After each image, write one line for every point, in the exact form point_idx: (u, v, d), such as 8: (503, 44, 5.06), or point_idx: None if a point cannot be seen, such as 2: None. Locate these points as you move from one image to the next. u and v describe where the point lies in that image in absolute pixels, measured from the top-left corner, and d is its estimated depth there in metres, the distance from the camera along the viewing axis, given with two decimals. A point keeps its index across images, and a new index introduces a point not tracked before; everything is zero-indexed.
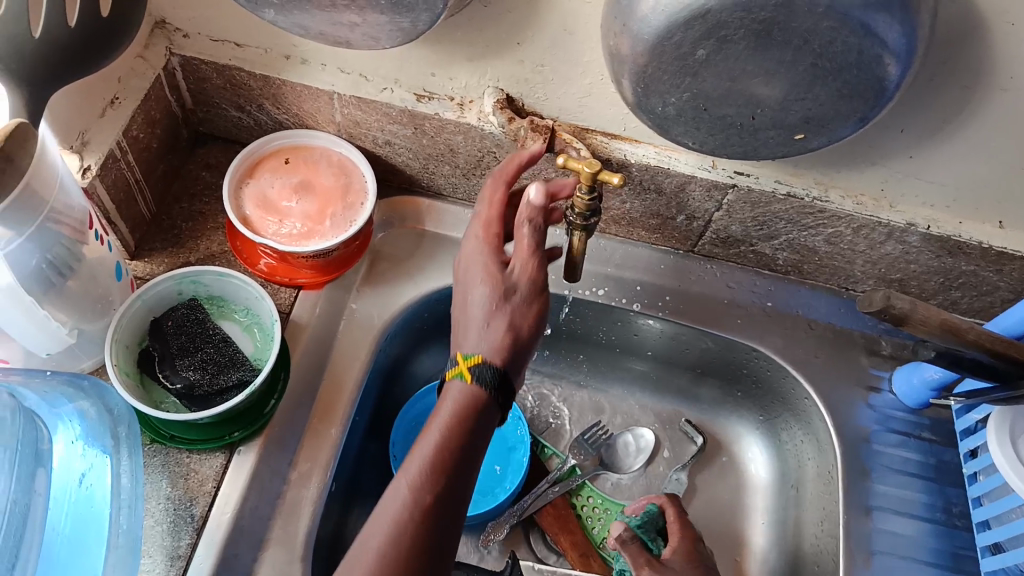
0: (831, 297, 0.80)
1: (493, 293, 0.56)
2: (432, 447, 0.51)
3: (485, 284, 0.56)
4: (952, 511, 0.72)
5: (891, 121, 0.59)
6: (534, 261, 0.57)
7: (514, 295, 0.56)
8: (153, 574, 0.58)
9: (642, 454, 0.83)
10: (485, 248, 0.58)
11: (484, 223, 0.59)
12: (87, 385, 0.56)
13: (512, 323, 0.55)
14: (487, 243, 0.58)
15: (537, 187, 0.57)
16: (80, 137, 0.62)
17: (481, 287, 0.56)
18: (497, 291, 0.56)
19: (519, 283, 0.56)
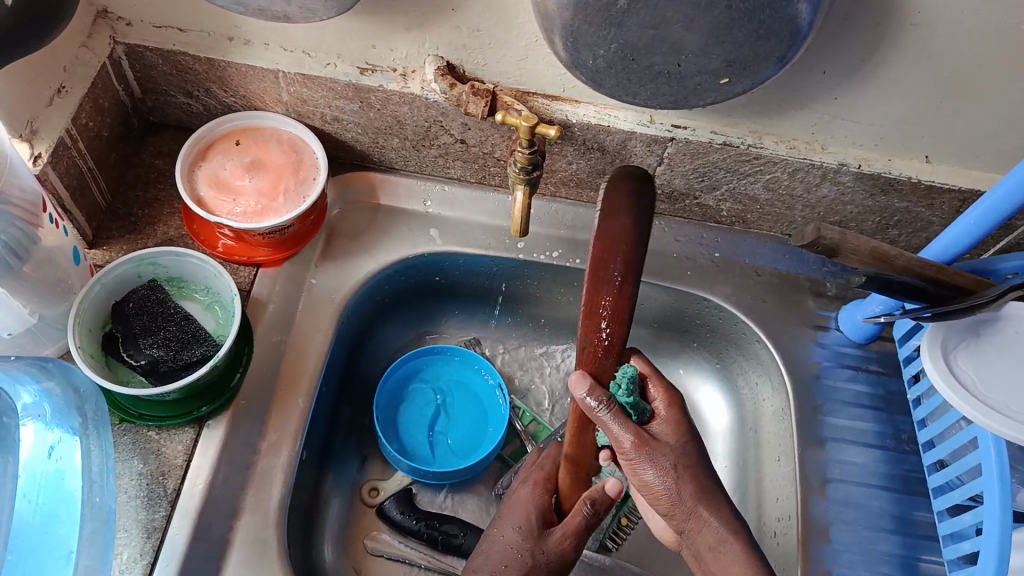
0: (775, 244, 0.83)
1: (525, 544, 0.62)
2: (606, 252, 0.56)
3: (521, 532, 0.62)
4: (901, 437, 0.75)
5: (813, 63, 0.62)
6: (572, 541, 0.62)
7: (540, 556, 0.61)
8: (130, 546, 0.60)
9: None
10: (536, 498, 0.65)
11: (539, 481, 0.66)
12: (52, 367, 0.58)
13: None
14: (539, 495, 0.65)
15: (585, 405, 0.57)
16: (29, 126, 0.63)
17: (517, 534, 0.62)
18: (529, 542, 0.62)
19: (550, 549, 0.62)
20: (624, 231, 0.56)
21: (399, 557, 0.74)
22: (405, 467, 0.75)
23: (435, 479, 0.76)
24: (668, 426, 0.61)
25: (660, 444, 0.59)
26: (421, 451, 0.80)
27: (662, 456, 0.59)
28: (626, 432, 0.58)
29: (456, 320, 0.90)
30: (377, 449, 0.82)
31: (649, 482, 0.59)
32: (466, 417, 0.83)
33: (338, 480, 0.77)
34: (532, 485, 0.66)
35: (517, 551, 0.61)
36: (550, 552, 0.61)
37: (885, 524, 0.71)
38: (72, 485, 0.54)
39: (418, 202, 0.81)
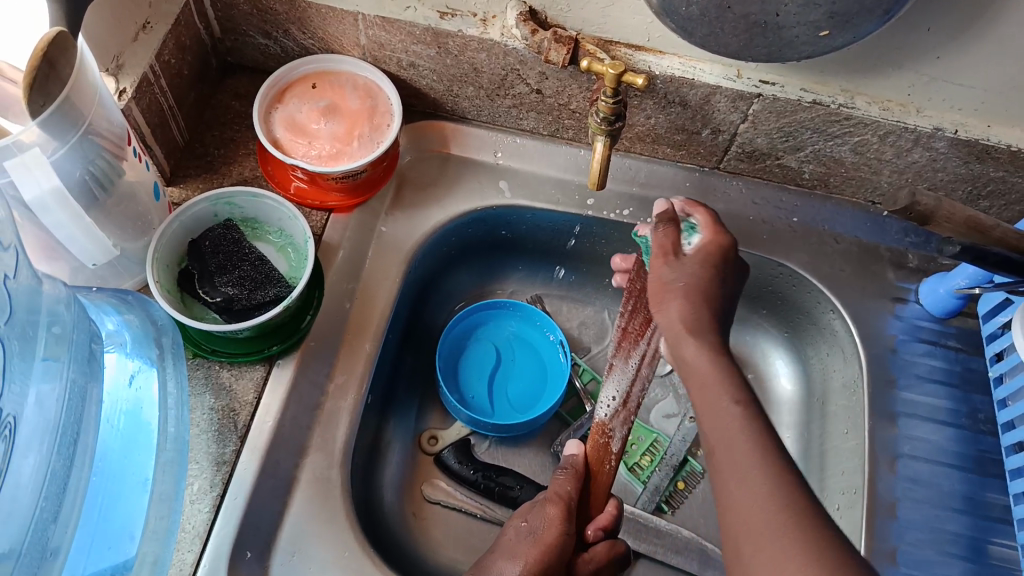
0: (857, 211, 0.80)
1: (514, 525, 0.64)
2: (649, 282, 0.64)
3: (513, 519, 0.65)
4: (977, 416, 0.72)
5: (918, 19, 0.59)
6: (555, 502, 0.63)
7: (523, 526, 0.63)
8: (201, 477, 0.61)
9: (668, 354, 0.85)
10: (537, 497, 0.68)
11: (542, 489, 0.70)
12: (132, 300, 0.59)
13: (513, 546, 0.61)
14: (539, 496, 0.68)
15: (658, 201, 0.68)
16: (115, 60, 0.63)
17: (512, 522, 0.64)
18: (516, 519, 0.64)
19: (531, 517, 0.63)
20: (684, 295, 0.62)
21: (455, 505, 0.75)
22: (465, 417, 0.76)
23: (494, 431, 0.76)
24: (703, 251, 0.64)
25: (682, 262, 0.64)
26: (481, 403, 0.80)
27: (682, 269, 0.63)
28: (660, 247, 0.65)
29: (519, 275, 0.89)
30: (438, 399, 0.82)
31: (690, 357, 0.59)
32: (527, 371, 0.83)
33: (399, 426, 0.78)
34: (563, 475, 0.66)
35: (510, 535, 0.62)
36: (532, 514, 0.63)
37: (954, 504, 0.69)
38: (150, 414, 0.55)
39: (489, 152, 0.80)
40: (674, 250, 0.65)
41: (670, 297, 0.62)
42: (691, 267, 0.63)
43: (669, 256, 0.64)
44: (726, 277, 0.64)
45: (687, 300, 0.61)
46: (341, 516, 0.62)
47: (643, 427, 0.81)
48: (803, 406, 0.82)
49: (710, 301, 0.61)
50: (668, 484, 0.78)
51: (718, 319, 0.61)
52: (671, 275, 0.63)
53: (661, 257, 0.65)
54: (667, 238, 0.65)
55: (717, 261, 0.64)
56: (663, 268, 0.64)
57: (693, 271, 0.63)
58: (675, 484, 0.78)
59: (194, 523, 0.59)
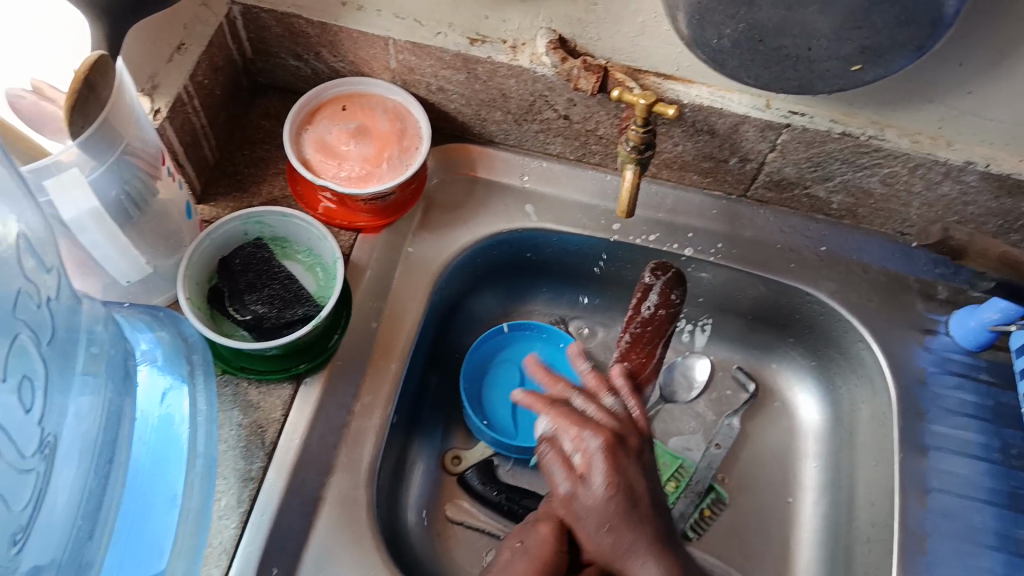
0: (886, 242, 0.79)
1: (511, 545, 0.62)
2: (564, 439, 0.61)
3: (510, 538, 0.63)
4: (1010, 451, 0.71)
5: (951, 54, 0.58)
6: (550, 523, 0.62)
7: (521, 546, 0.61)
8: (228, 493, 0.62)
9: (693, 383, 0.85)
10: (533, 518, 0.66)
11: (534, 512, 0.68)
12: (163, 317, 0.60)
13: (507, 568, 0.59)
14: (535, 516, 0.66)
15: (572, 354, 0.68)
16: (150, 81, 0.65)
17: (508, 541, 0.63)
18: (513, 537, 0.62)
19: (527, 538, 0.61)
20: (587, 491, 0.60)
21: (477, 526, 0.75)
22: (487, 438, 0.76)
23: (516, 453, 0.77)
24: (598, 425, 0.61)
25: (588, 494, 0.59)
26: (503, 424, 0.80)
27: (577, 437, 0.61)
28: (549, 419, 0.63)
29: (544, 298, 0.89)
30: (461, 420, 0.82)
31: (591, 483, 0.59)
32: None
33: (422, 447, 0.78)
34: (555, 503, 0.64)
35: (503, 557, 0.61)
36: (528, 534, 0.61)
37: (986, 539, 0.68)
38: (181, 430, 0.55)
39: (516, 176, 0.81)
40: (568, 467, 0.60)
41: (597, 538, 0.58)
42: (597, 490, 0.59)
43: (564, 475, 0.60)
44: (631, 467, 0.60)
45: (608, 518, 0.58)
46: (366, 536, 0.62)
47: (669, 451, 0.80)
48: (830, 437, 0.81)
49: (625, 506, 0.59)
50: (693, 511, 0.77)
51: (638, 513, 0.59)
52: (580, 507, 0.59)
53: (560, 479, 0.60)
54: (556, 454, 0.61)
55: (617, 456, 0.60)
56: (563, 492, 0.60)
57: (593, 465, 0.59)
58: (700, 511, 0.78)
59: (221, 538, 0.60)
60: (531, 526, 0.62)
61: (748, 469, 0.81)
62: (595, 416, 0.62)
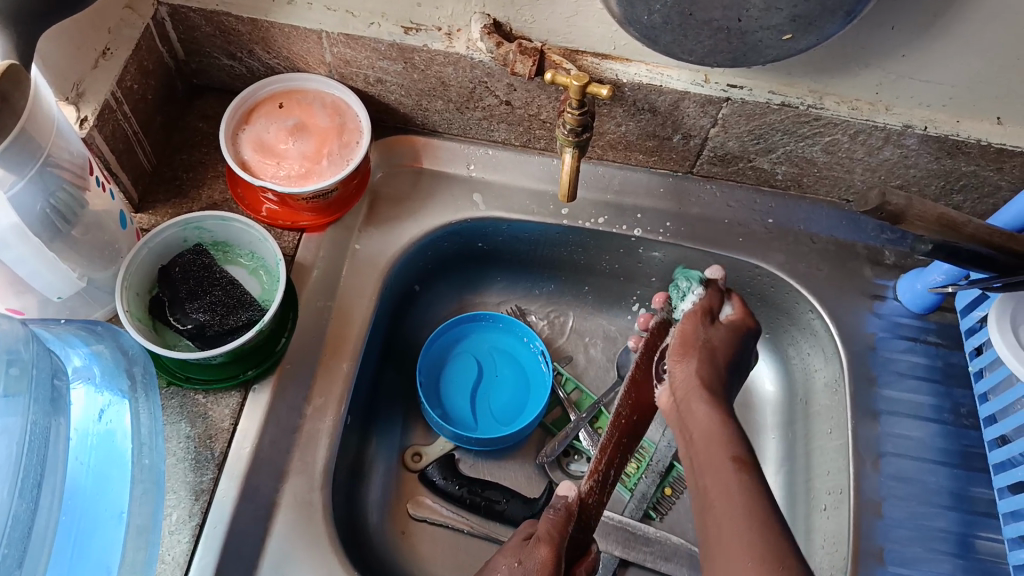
0: (832, 210, 0.80)
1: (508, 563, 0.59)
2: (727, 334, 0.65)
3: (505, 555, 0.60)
4: (960, 411, 0.72)
5: (882, 18, 0.59)
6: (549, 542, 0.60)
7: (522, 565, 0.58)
8: (179, 508, 0.60)
9: None
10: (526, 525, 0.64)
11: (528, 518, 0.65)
12: (101, 330, 0.57)
13: None
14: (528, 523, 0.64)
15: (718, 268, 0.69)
16: (75, 88, 0.63)
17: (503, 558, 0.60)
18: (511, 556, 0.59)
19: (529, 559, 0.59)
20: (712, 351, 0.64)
21: (440, 522, 0.74)
22: (448, 433, 0.75)
23: (477, 446, 0.76)
24: (739, 323, 0.66)
25: (717, 328, 0.65)
26: (463, 417, 0.80)
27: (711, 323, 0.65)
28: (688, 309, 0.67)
29: (499, 287, 0.88)
30: (420, 415, 0.81)
31: (691, 369, 0.62)
32: (510, 383, 0.82)
33: (381, 445, 0.77)
34: (566, 519, 0.62)
35: None
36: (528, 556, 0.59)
37: (941, 500, 0.69)
38: (123, 446, 0.54)
39: (462, 165, 0.80)
40: (708, 312, 0.67)
41: (693, 354, 0.63)
42: (724, 333, 0.65)
43: (700, 317, 0.66)
44: (744, 352, 0.66)
45: (699, 361, 0.63)
46: (324, 540, 0.62)
47: None
48: (787, 407, 0.82)
49: (727, 367, 0.63)
50: (654, 490, 0.77)
51: (722, 383, 0.62)
52: (699, 333, 0.65)
53: (692, 317, 0.66)
54: (702, 299, 0.67)
55: (746, 336, 0.66)
56: (687, 323, 0.65)
57: (724, 335, 0.65)
58: (662, 491, 0.78)
59: (172, 555, 0.59)
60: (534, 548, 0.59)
61: None
62: (734, 311, 0.68)
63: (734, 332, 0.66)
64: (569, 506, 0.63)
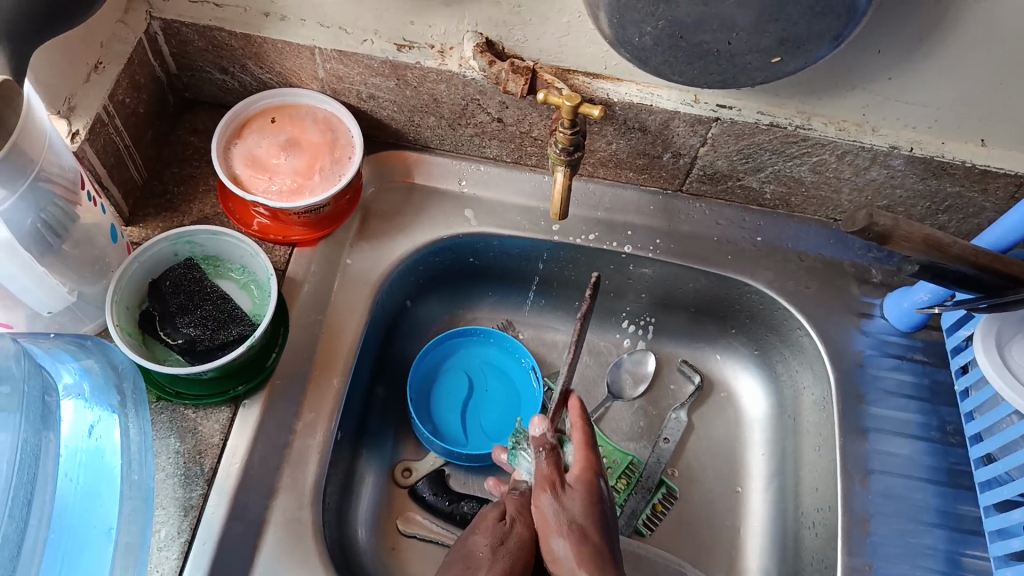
0: (820, 229, 0.81)
1: (489, 542, 0.60)
2: (577, 503, 0.59)
3: (483, 534, 0.61)
4: (947, 429, 0.73)
5: (869, 41, 0.59)
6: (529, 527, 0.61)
7: (505, 545, 0.60)
8: (167, 525, 0.60)
9: (640, 383, 0.86)
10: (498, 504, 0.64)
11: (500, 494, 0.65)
12: (90, 345, 0.58)
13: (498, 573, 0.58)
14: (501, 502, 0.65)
15: (541, 420, 0.64)
16: (67, 103, 0.63)
17: (482, 537, 0.61)
18: (491, 538, 0.60)
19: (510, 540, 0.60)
20: (578, 531, 0.57)
21: (430, 538, 0.74)
22: (438, 449, 0.75)
23: (467, 461, 0.76)
24: (583, 482, 0.60)
25: (570, 499, 0.59)
26: (453, 433, 0.80)
27: (565, 501, 0.59)
28: (545, 470, 0.62)
29: (490, 302, 0.88)
30: (411, 430, 0.81)
31: (559, 558, 0.57)
32: (500, 398, 0.82)
33: (371, 460, 0.77)
34: (540, 495, 0.60)
35: (483, 555, 0.59)
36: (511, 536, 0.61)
37: (928, 518, 0.69)
38: (112, 463, 0.54)
39: (453, 181, 0.80)
40: (555, 481, 0.61)
41: (562, 534, 0.57)
42: (579, 503, 0.59)
43: (552, 488, 0.60)
44: (605, 518, 0.60)
45: (572, 538, 0.57)
46: (314, 557, 0.61)
47: (618, 449, 0.80)
48: (775, 423, 0.82)
49: (598, 537, 0.57)
50: (645, 507, 0.78)
51: (599, 549, 0.56)
52: (557, 510, 0.58)
53: (546, 487, 0.60)
54: (546, 468, 0.62)
55: (598, 489, 0.60)
56: (548, 503, 0.59)
57: (576, 510, 0.58)
58: (652, 507, 0.79)
59: (161, 572, 0.58)
60: (511, 527, 0.61)
61: (696, 460, 0.82)
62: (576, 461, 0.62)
63: (592, 496, 0.60)
64: (543, 483, 0.60)
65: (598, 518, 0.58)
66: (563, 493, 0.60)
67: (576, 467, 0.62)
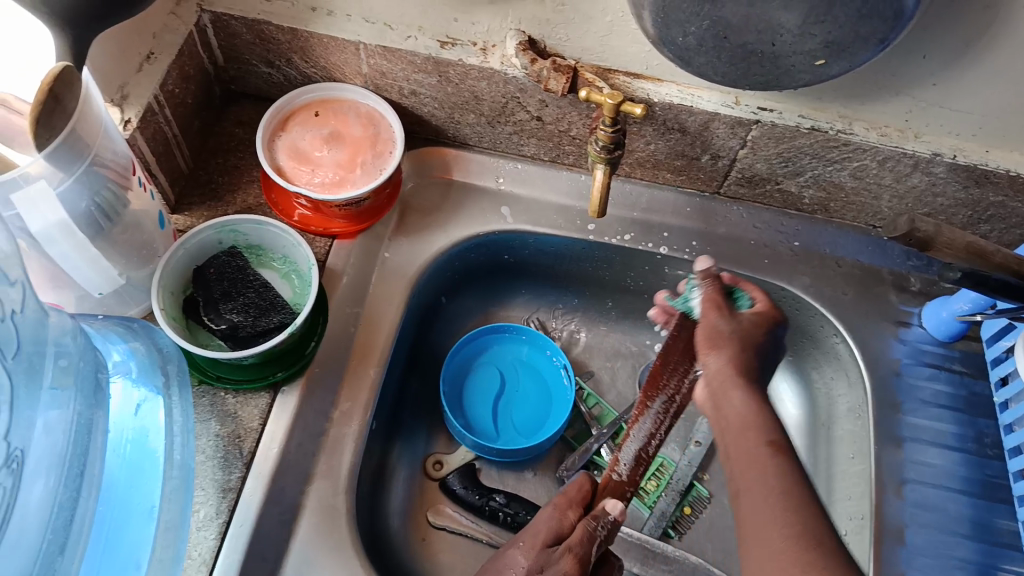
0: (858, 236, 0.80)
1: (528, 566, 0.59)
2: (749, 338, 0.59)
3: (526, 556, 0.60)
4: (984, 441, 0.72)
5: (914, 46, 0.59)
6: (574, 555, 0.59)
7: (540, 575, 0.58)
8: (206, 505, 0.61)
9: None
10: (552, 518, 0.62)
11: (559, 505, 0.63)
12: (138, 327, 0.59)
13: None
14: (557, 512, 0.62)
15: (705, 260, 0.66)
16: (120, 92, 0.64)
17: (522, 558, 0.60)
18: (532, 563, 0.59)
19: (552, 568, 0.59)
20: (734, 341, 0.59)
21: (460, 531, 0.75)
22: (468, 442, 0.76)
23: (497, 456, 0.77)
24: (757, 314, 0.61)
25: (739, 320, 0.60)
26: (484, 428, 0.80)
27: (737, 346, 0.58)
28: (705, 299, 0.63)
29: (523, 300, 0.89)
30: (442, 423, 0.82)
31: (739, 410, 0.55)
32: (531, 395, 0.83)
33: (403, 452, 0.78)
34: (704, 312, 0.61)
35: None
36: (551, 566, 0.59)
37: (962, 529, 0.68)
38: (156, 442, 0.56)
39: (491, 178, 0.81)
40: (719, 305, 0.62)
41: (726, 343, 0.58)
42: (750, 321, 0.60)
43: (719, 308, 0.61)
44: (772, 346, 0.60)
45: (729, 348, 0.58)
46: (348, 543, 0.62)
47: None
48: (807, 430, 0.81)
49: (750, 343, 0.59)
50: (674, 510, 0.78)
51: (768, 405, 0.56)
52: (725, 324, 0.60)
53: (714, 307, 0.61)
54: (714, 294, 0.63)
55: (767, 333, 0.60)
56: (715, 317, 0.61)
57: (746, 326, 0.60)
58: (681, 510, 0.79)
59: (199, 551, 0.60)
60: (559, 557, 0.59)
61: None
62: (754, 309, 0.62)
63: (761, 326, 0.60)
64: (710, 304, 0.62)
65: (760, 354, 0.59)
66: (733, 317, 0.61)
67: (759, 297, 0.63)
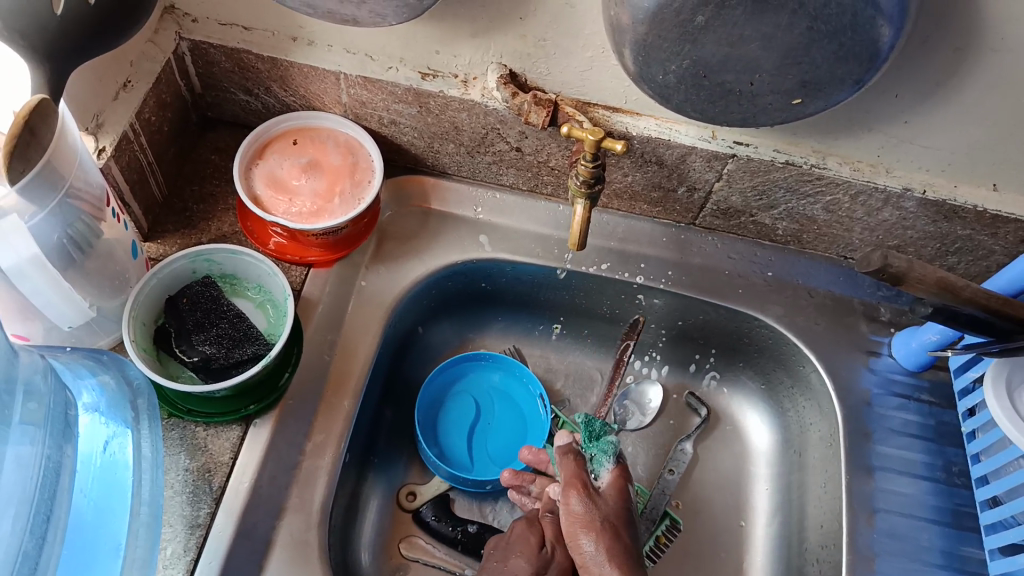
0: (829, 266, 0.82)
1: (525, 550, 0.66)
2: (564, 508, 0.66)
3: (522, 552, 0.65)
4: (952, 469, 0.73)
5: (886, 85, 0.61)
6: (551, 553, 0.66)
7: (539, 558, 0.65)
8: (174, 542, 0.60)
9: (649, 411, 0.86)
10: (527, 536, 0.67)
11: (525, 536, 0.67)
12: (106, 359, 0.58)
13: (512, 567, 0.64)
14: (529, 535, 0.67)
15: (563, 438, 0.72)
16: (95, 119, 0.63)
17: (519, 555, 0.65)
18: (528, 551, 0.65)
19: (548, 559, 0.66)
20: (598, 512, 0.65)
21: (433, 563, 0.74)
22: (443, 474, 0.76)
23: (473, 488, 0.76)
24: (615, 489, 0.67)
25: (605, 500, 0.66)
26: (460, 459, 0.80)
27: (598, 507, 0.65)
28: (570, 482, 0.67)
29: (499, 327, 0.89)
30: (417, 453, 0.81)
31: (586, 556, 0.63)
32: (506, 426, 0.82)
33: (377, 482, 0.77)
34: (569, 495, 0.66)
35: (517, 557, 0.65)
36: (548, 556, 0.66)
37: (933, 558, 0.69)
38: (124, 477, 0.54)
39: (469, 208, 0.81)
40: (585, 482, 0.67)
41: (597, 528, 0.64)
42: (607, 504, 0.66)
43: (581, 487, 0.67)
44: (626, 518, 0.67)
45: (609, 538, 0.63)
46: None
47: None
48: (781, 458, 0.82)
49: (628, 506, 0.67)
50: (649, 539, 0.77)
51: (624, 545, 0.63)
52: (588, 507, 0.65)
53: (575, 487, 0.66)
54: (574, 471, 0.68)
55: (627, 501, 0.67)
56: (578, 502, 0.65)
57: (601, 507, 0.66)
58: (657, 538, 0.78)
59: None
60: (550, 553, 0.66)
61: (702, 493, 0.83)
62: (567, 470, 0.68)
63: (620, 497, 0.67)
64: (573, 483, 0.67)
65: (601, 522, 0.64)
66: (593, 495, 0.66)
67: (569, 480, 0.68)
